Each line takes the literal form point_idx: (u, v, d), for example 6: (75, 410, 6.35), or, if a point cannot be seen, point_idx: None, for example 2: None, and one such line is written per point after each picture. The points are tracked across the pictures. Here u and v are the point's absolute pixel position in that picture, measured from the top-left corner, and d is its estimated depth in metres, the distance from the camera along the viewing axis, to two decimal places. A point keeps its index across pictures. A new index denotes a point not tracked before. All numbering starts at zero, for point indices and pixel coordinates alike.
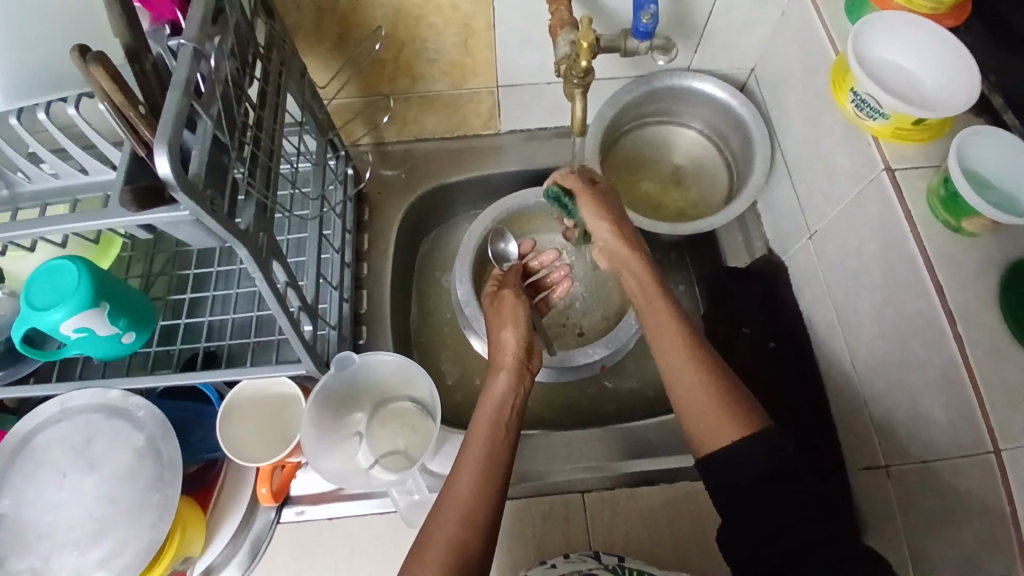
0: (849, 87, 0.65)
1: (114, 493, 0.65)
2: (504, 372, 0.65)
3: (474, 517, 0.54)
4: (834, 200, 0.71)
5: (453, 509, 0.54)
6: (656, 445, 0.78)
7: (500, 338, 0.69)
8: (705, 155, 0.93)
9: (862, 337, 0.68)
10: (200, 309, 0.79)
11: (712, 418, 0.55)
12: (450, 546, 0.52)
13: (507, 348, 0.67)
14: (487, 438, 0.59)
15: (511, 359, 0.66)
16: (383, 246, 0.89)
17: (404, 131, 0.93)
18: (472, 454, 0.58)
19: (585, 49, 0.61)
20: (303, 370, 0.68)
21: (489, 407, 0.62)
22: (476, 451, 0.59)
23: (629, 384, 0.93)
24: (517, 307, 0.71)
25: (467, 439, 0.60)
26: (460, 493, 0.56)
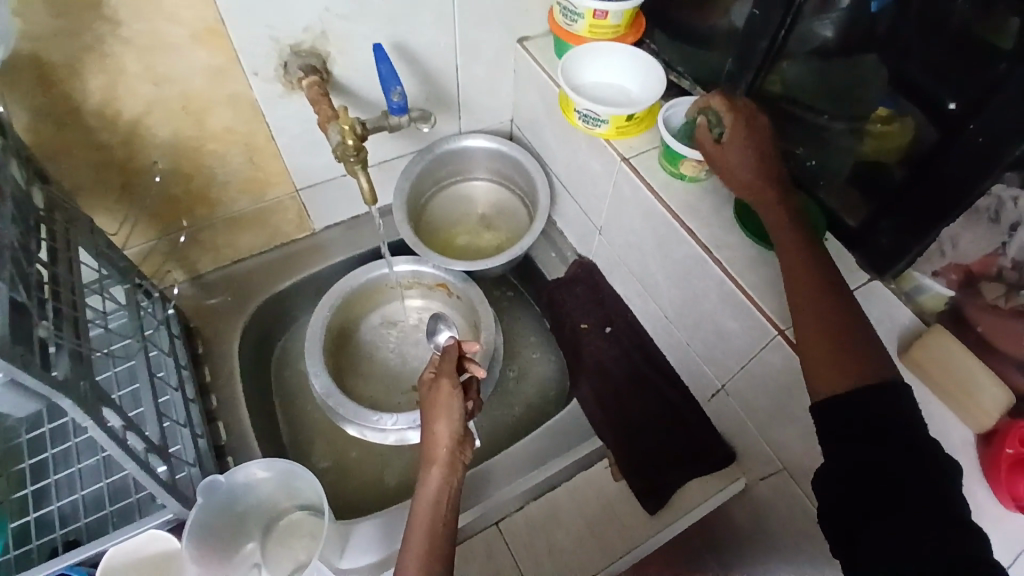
0: (574, 108, 0.81)
1: None
2: (438, 467, 0.67)
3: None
4: (603, 197, 0.87)
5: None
6: (552, 451, 0.86)
7: (430, 433, 0.69)
8: (502, 196, 1.05)
9: (664, 294, 0.83)
10: (48, 498, 0.74)
11: (829, 368, 0.56)
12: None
13: (440, 442, 0.69)
14: (425, 534, 0.63)
15: (443, 454, 0.68)
16: (229, 370, 0.88)
17: (218, 257, 0.94)
18: (413, 557, 0.62)
19: (348, 130, 0.71)
20: (168, 513, 0.67)
21: (427, 506, 0.65)
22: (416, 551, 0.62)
23: (515, 412, 0.97)
24: (450, 398, 0.70)
25: (409, 545, 0.63)
26: None
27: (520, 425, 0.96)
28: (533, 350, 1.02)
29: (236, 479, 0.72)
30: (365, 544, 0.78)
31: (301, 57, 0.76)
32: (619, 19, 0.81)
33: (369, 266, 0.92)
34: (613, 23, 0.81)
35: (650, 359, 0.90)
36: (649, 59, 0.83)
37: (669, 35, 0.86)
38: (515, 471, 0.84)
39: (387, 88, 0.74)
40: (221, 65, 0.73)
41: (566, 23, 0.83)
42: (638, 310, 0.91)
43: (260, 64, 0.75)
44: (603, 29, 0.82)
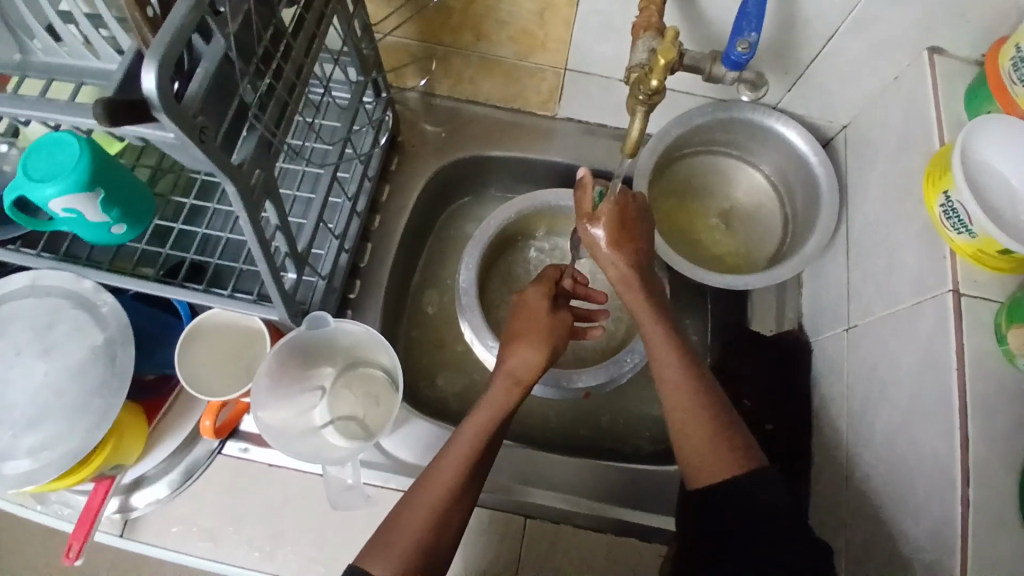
0: (944, 189, 0.57)
1: (57, 387, 0.61)
2: (511, 382, 0.61)
3: (439, 509, 0.54)
4: (888, 301, 0.64)
5: (428, 496, 0.54)
6: (623, 494, 0.74)
7: (512, 352, 0.63)
8: (767, 204, 0.82)
9: (867, 454, 0.63)
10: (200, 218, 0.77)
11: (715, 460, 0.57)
12: (418, 538, 0.52)
13: (523, 363, 0.62)
14: (474, 440, 0.57)
15: (523, 376, 0.61)
16: (403, 201, 0.85)
17: (456, 88, 0.86)
18: (467, 435, 0.57)
19: (660, 64, 0.52)
20: (274, 315, 0.65)
21: (489, 408, 0.59)
22: (461, 452, 0.56)
23: (620, 418, 0.85)
24: (542, 324, 0.65)
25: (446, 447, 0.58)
26: (450, 475, 0.55)
27: (611, 434, 0.84)
28: None
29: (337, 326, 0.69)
30: (413, 444, 0.73)
31: None
32: None
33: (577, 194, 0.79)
34: None
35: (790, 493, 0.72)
36: None
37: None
38: (567, 483, 0.75)
39: (738, 30, 0.57)
40: None
41: (1011, 76, 0.57)
42: (822, 434, 0.71)
43: None
44: None
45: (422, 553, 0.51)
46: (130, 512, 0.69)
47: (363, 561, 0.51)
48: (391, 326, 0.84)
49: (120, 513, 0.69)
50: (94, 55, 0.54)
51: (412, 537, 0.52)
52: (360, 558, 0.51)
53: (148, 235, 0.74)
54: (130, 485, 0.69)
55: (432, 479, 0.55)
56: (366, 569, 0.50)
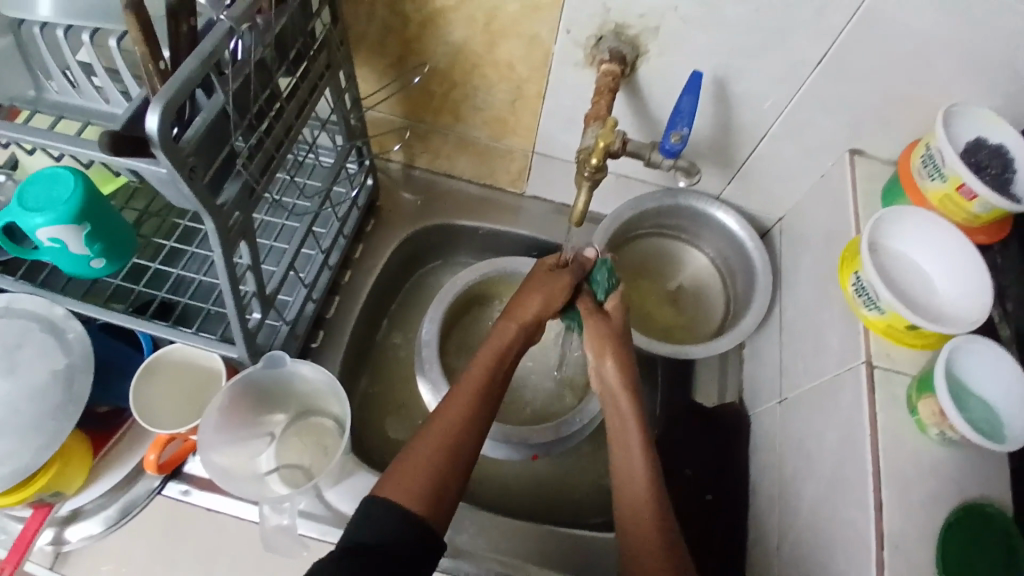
0: (855, 270, 0.64)
1: (11, 406, 0.63)
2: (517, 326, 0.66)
3: (444, 458, 0.56)
4: (814, 374, 0.69)
5: (433, 441, 0.57)
6: (565, 561, 0.74)
7: (519, 299, 0.68)
8: (711, 285, 0.88)
9: (796, 522, 0.65)
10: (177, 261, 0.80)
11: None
12: (427, 477, 0.54)
13: (528, 307, 0.67)
14: (472, 398, 0.61)
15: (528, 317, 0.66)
16: (374, 260, 0.90)
17: (435, 162, 0.94)
18: (465, 391, 0.61)
19: (600, 147, 0.62)
20: (234, 354, 0.67)
21: (492, 351, 0.64)
22: (464, 406, 0.60)
23: (566, 485, 0.86)
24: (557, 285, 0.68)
25: (447, 398, 0.60)
26: (445, 427, 0.58)
27: (555, 500, 0.85)
28: None
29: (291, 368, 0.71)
30: (356, 495, 0.72)
31: (618, 39, 0.68)
32: (987, 209, 0.62)
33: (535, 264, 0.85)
34: (975, 210, 0.63)
35: (727, 565, 0.72)
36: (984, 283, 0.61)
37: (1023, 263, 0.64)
38: (507, 544, 0.75)
39: (673, 124, 0.66)
40: (543, 8, 0.67)
41: (921, 174, 0.66)
42: (757, 504, 0.73)
43: (577, 24, 0.68)
44: (957, 208, 0.65)
45: (434, 495, 0.54)
46: (62, 545, 0.67)
47: (377, 496, 0.53)
48: (349, 378, 0.86)
49: (53, 545, 0.67)
50: (103, 101, 0.60)
51: (421, 475, 0.54)
52: (376, 491, 0.53)
53: (124, 273, 0.78)
54: (67, 516, 0.68)
55: (436, 425, 0.58)
56: (381, 500, 0.52)
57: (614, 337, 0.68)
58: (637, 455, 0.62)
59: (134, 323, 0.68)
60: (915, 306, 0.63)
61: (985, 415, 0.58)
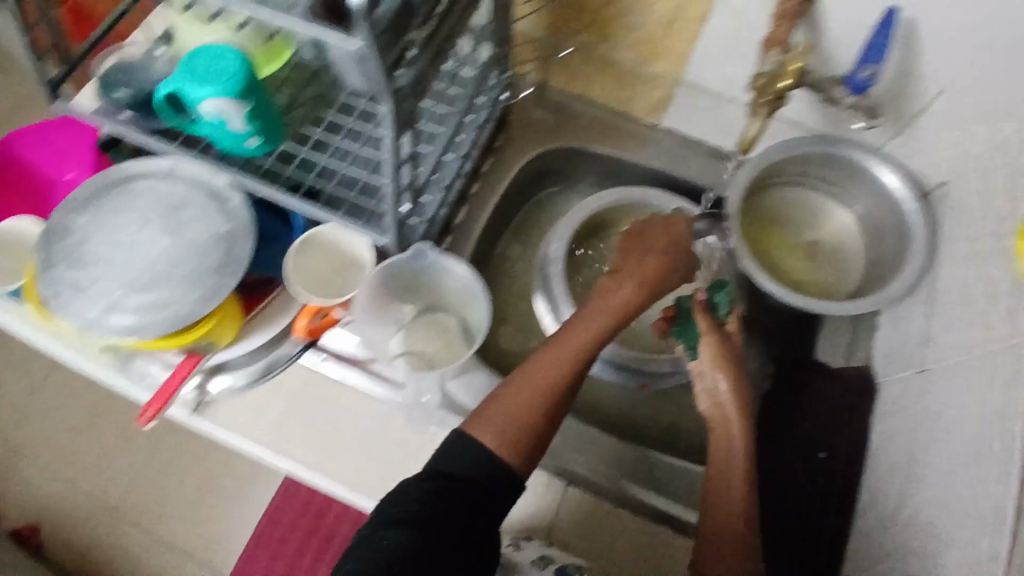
0: None
1: (176, 261, 0.67)
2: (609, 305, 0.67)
3: (535, 403, 0.61)
4: (966, 345, 0.65)
5: (531, 384, 0.62)
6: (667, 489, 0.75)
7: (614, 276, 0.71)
8: (853, 243, 0.83)
9: (920, 492, 0.63)
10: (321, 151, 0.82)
11: None
12: (519, 416, 0.60)
13: (619, 295, 0.68)
14: (573, 354, 0.63)
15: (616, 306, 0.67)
16: (503, 175, 0.89)
17: (570, 82, 0.90)
18: (568, 344, 0.64)
19: (789, 73, 0.62)
20: (382, 241, 0.69)
21: (596, 318, 0.66)
22: (569, 355, 0.63)
23: (671, 419, 0.85)
24: (642, 261, 0.72)
25: (557, 343, 0.64)
26: (519, 401, 0.61)
27: (658, 433, 0.85)
28: None
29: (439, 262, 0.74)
30: (474, 392, 0.75)
31: None
32: None
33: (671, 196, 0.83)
34: None
35: (833, 523, 0.71)
36: None
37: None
38: (608, 459, 0.76)
39: (865, 58, 0.65)
40: None
41: None
42: (874, 472, 0.71)
43: None
44: None
45: (518, 439, 0.60)
46: (205, 394, 0.73)
47: (472, 430, 0.60)
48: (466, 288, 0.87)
49: (196, 394, 0.72)
50: None
51: (507, 416, 0.60)
52: (468, 425, 0.60)
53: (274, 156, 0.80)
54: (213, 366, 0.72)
55: (533, 373, 0.63)
56: (476, 438, 0.59)
57: (729, 354, 0.71)
58: (735, 475, 0.66)
59: (287, 199, 0.71)
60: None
61: None
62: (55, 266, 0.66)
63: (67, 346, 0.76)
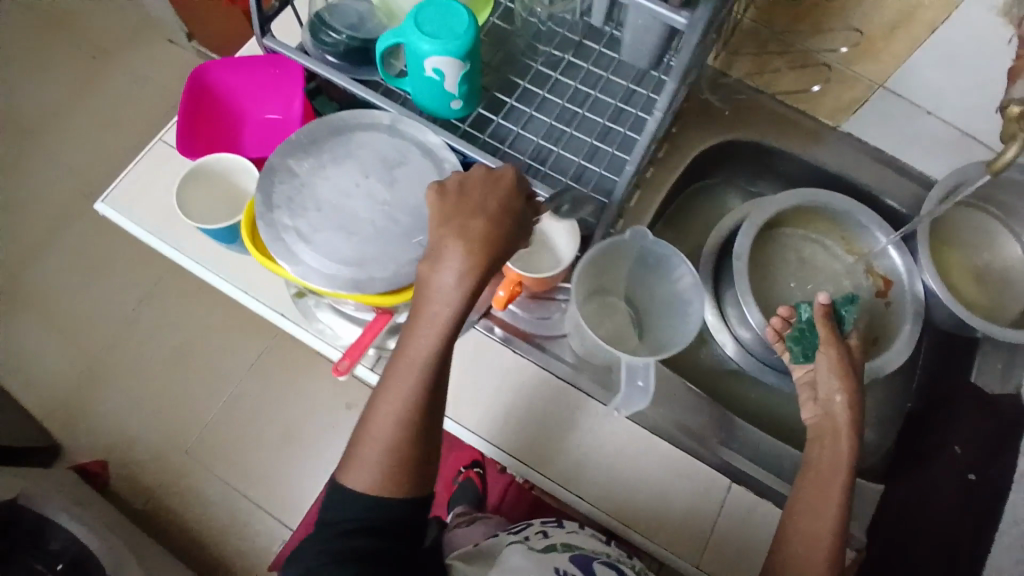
0: None
1: (394, 217, 0.68)
2: (451, 263, 0.57)
3: (388, 453, 0.61)
4: None
5: (392, 408, 0.61)
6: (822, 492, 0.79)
7: (442, 242, 0.58)
8: (1021, 270, 0.82)
9: None
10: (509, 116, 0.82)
11: None
12: (379, 462, 0.62)
13: (444, 253, 0.58)
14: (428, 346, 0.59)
15: (473, 232, 0.58)
16: (674, 163, 0.90)
17: (755, 74, 0.88)
18: (399, 365, 0.60)
19: None
20: (593, 217, 0.71)
21: (431, 293, 0.58)
22: (438, 337, 0.59)
23: None
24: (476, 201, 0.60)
25: (422, 330, 0.59)
26: (368, 457, 0.62)
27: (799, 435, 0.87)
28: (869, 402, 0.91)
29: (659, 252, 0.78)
30: None
31: None
32: None
33: (869, 212, 0.83)
34: None
35: None
36: None
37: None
38: (760, 458, 0.81)
39: None
40: None
41: None
42: None
43: None
44: None
45: (397, 471, 0.62)
46: (386, 349, 0.77)
47: (349, 479, 0.63)
48: None
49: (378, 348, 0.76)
50: None
51: (381, 451, 0.62)
52: (343, 474, 0.64)
53: (468, 120, 0.81)
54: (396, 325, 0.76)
55: (384, 391, 0.62)
56: (353, 489, 0.62)
57: (852, 368, 0.71)
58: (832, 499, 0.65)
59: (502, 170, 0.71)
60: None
61: None
62: (277, 210, 0.67)
63: (254, 292, 0.78)
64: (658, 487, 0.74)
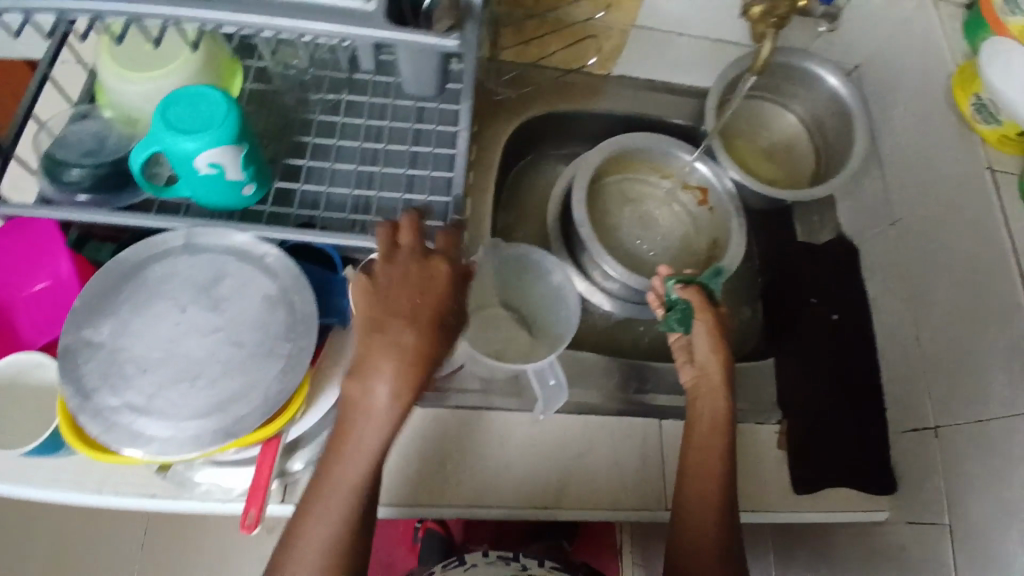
0: (975, 92, 0.74)
1: (237, 339, 0.60)
2: (393, 373, 0.53)
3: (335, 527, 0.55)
4: (930, 193, 0.81)
5: (321, 541, 0.55)
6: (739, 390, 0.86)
7: (373, 347, 0.54)
8: (800, 139, 0.96)
9: (934, 316, 0.79)
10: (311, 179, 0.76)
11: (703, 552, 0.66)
12: (328, 540, 0.55)
13: (409, 352, 0.54)
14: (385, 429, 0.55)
15: (412, 355, 0.54)
16: (491, 158, 0.89)
17: (523, 51, 0.91)
18: (342, 487, 0.55)
19: None
20: (445, 251, 0.66)
21: (369, 408, 0.54)
22: (384, 422, 0.54)
23: None
24: (408, 292, 0.55)
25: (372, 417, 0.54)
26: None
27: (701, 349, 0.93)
28: (736, 294, 1.00)
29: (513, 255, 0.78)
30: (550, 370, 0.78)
31: None
32: None
33: (666, 139, 0.89)
34: None
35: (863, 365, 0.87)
36: None
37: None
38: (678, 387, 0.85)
39: None
40: None
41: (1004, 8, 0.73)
42: (880, 315, 0.87)
43: None
44: None
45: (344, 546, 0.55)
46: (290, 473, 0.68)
47: None
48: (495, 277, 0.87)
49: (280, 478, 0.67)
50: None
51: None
52: None
53: (268, 198, 0.72)
54: (290, 445, 0.67)
55: (311, 521, 0.55)
56: None
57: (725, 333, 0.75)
58: (719, 440, 0.71)
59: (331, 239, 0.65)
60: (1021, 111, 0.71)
61: None
62: (98, 393, 0.57)
63: (111, 489, 0.66)
64: (605, 459, 0.76)
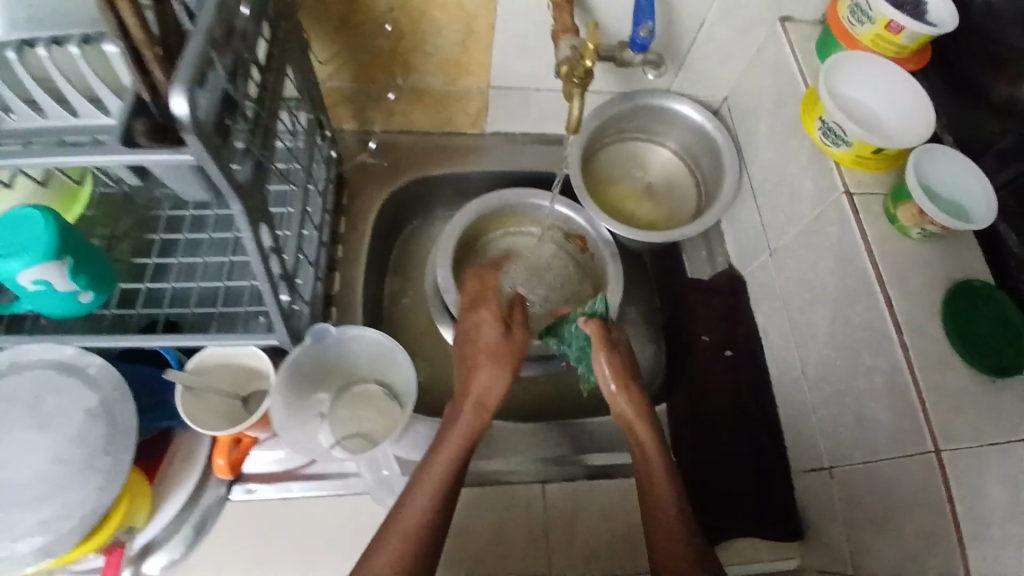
0: (820, 116, 0.69)
1: (61, 454, 0.59)
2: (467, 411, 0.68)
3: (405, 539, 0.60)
4: (797, 220, 0.78)
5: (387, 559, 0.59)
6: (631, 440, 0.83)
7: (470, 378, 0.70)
8: (678, 174, 0.96)
9: (816, 349, 0.75)
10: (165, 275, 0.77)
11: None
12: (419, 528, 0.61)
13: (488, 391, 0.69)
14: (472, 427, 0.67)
15: (473, 401, 0.68)
16: (361, 230, 0.89)
17: (390, 121, 0.93)
18: (419, 498, 0.62)
19: (591, 49, 0.63)
20: (275, 341, 0.67)
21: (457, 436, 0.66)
22: (491, 387, 0.69)
23: None
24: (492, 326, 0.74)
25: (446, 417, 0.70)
26: None
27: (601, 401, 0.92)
28: (638, 335, 0.98)
29: (346, 337, 0.73)
30: (421, 444, 0.77)
31: None
32: (913, 40, 0.69)
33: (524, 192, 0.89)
34: (903, 42, 0.70)
35: (760, 402, 0.83)
36: (925, 107, 0.70)
37: (946, 83, 0.75)
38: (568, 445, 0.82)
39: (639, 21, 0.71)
40: None
41: (851, 21, 0.72)
42: (773, 348, 0.83)
43: None
44: (888, 44, 0.71)
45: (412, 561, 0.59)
46: None
47: None
48: None
49: None
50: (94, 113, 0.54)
51: None
52: None
53: (113, 302, 0.73)
54: (142, 551, 0.67)
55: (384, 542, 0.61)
56: None
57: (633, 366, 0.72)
58: (654, 454, 0.67)
59: (162, 340, 0.66)
60: (883, 135, 0.71)
61: (952, 208, 0.67)
62: None
63: None
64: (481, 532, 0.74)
